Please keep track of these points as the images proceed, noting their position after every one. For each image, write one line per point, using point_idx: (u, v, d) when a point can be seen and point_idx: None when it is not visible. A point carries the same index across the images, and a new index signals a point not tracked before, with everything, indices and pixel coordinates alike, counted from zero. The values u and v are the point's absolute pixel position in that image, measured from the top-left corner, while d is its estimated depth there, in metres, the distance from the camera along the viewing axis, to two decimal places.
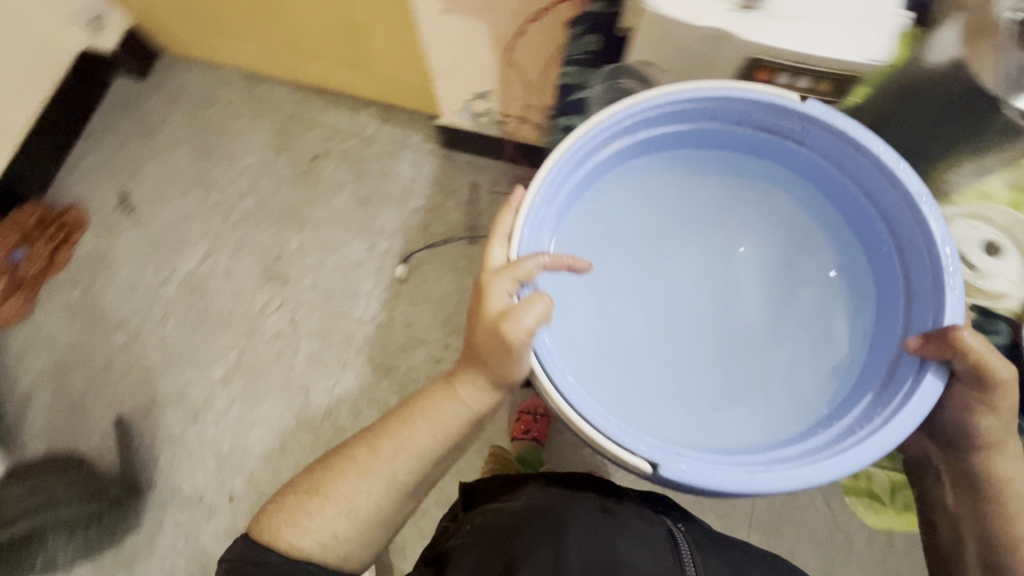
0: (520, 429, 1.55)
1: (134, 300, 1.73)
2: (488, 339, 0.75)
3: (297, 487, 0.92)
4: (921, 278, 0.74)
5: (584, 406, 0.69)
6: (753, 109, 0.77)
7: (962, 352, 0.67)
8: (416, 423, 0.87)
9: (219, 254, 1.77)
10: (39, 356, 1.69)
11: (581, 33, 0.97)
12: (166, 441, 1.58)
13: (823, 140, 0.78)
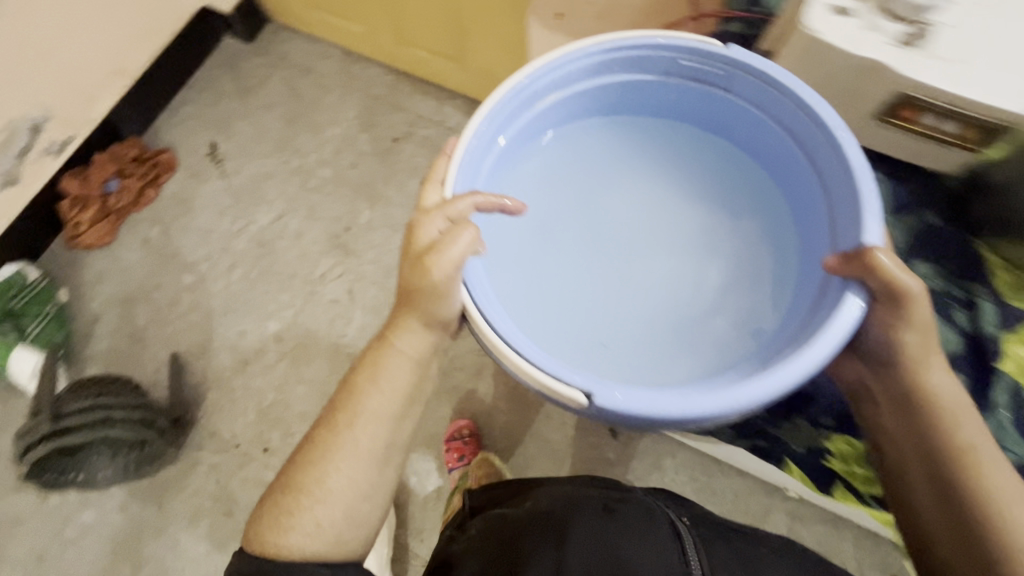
0: (454, 459, 1.54)
1: (206, 247, 1.80)
2: (415, 271, 0.79)
3: (266, 500, 0.90)
4: (845, 210, 0.80)
5: (514, 337, 0.75)
6: (680, 55, 0.88)
7: (877, 271, 0.71)
8: (366, 389, 0.88)
9: (292, 215, 1.83)
10: (111, 284, 1.77)
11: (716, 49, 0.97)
12: (214, 383, 1.64)
13: (746, 85, 0.88)
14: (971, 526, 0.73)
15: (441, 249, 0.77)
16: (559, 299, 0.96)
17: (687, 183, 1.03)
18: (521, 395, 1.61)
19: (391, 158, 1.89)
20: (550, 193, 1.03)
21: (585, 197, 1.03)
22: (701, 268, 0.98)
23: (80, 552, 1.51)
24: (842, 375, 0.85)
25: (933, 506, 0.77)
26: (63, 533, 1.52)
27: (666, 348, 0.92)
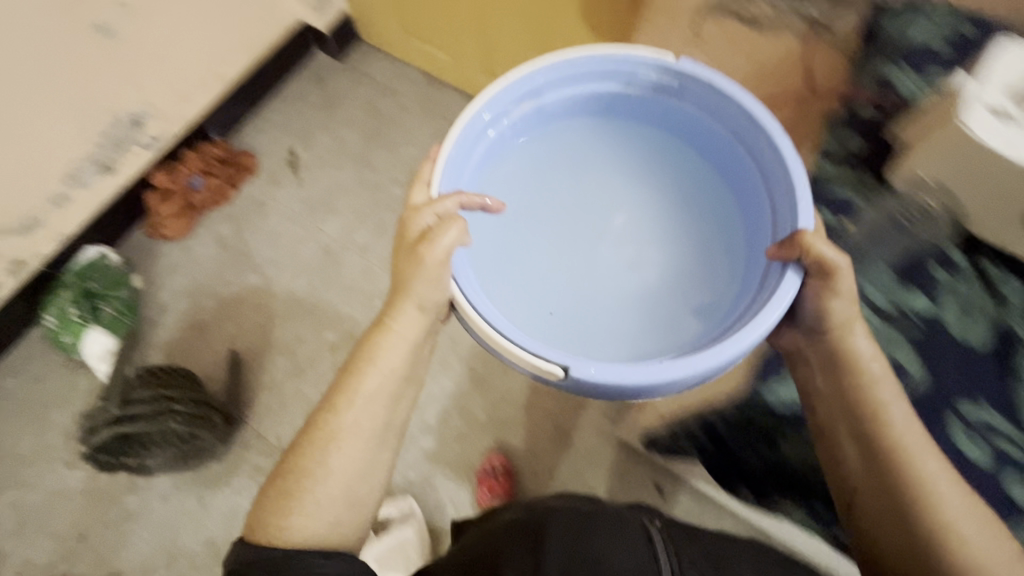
0: (485, 495, 1.52)
1: (276, 250, 1.86)
2: (408, 257, 0.91)
3: (263, 488, 0.93)
4: (782, 197, 0.95)
5: (500, 324, 0.87)
6: (637, 68, 1.02)
7: (806, 250, 0.84)
8: (364, 369, 0.94)
9: (360, 229, 1.88)
10: (182, 276, 1.84)
11: (848, 134, 1.01)
12: (268, 385, 1.68)
13: (696, 93, 1.03)
14: (898, 490, 0.85)
15: (435, 239, 0.90)
16: (534, 277, 1.07)
17: (648, 175, 1.13)
18: (567, 437, 1.59)
19: None
20: (522, 188, 1.12)
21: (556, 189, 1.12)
22: (653, 249, 1.09)
23: (120, 536, 1.54)
24: (782, 344, 0.98)
25: (863, 471, 0.89)
26: (106, 515, 1.56)
27: (629, 323, 1.03)
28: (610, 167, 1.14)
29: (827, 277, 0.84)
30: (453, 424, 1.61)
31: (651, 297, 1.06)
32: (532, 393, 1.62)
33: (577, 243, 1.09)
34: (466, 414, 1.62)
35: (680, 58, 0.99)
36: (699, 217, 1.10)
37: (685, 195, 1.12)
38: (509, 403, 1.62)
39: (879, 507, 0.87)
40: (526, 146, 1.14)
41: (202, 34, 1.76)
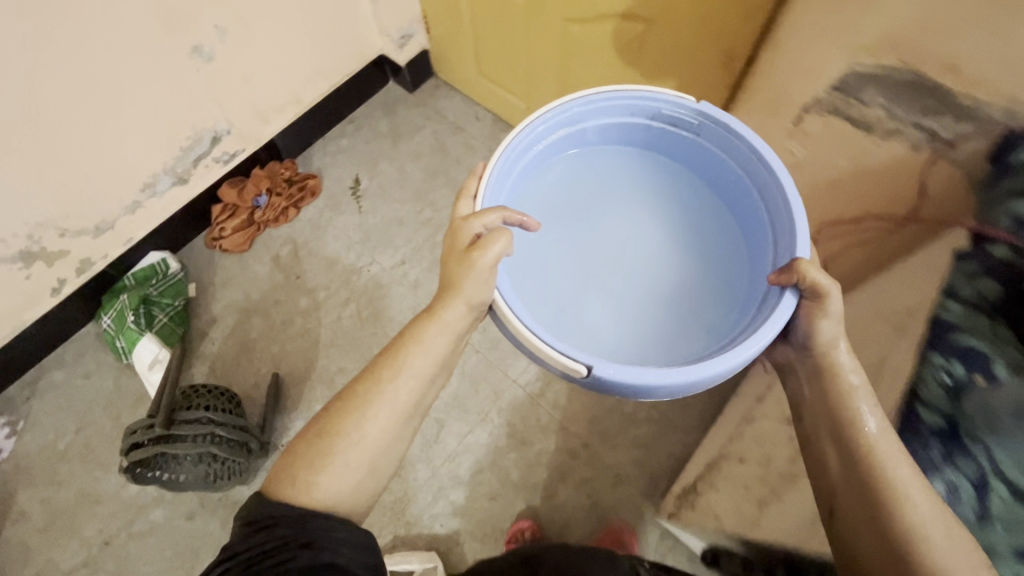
0: None
1: (329, 277, 1.88)
2: (460, 261, 1.03)
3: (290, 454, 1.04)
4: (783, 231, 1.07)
5: (531, 322, 1.01)
6: (659, 107, 1.17)
7: (803, 274, 0.92)
8: (411, 351, 1.09)
9: (413, 265, 1.88)
10: (235, 290, 1.86)
11: (976, 273, 0.87)
12: (304, 413, 1.67)
13: (708, 133, 1.17)
14: (875, 499, 0.85)
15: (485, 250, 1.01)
16: (556, 284, 1.22)
17: (659, 198, 1.29)
18: (601, 511, 1.52)
19: None
20: (553, 206, 1.28)
21: (580, 207, 1.29)
22: (660, 263, 1.25)
23: (141, 549, 1.53)
24: (776, 356, 1.07)
25: (844, 478, 0.90)
26: (131, 524, 1.55)
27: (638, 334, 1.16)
28: (631, 192, 1.29)
29: (822, 300, 0.92)
30: (484, 480, 1.56)
31: (657, 307, 1.21)
32: (568, 459, 1.58)
33: (599, 258, 1.24)
34: (498, 472, 1.57)
35: (698, 101, 1.12)
36: (706, 245, 1.25)
37: (694, 221, 1.27)
38: (544, 467, 1.57)
39: (860, 516, 0.87)
40: (559, 166, 1.28)
41: (287, 60, 1.80)
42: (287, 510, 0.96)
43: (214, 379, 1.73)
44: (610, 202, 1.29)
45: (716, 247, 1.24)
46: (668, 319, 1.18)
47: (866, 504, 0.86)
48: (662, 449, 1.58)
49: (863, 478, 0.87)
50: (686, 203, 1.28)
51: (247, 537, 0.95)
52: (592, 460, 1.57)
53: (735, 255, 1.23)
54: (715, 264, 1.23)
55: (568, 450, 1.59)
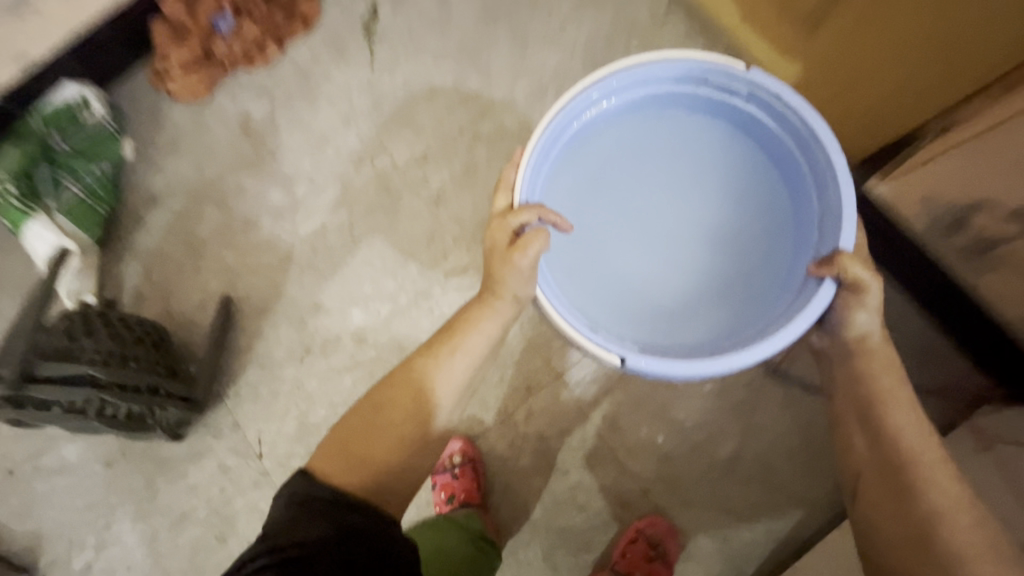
0: (441, 497, 1.09)
1: (316, 166, 1.27)
2: (501, 266, 0.82)
3: (335, 430, 0.79)
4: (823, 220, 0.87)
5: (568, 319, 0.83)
6: (708, 72, 0.92)
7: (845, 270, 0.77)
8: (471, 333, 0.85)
9: (438, 168, 1.24)
10: (187, 162, 1.30)
11: None
12: (261, 358, 1.20)
13: (762, 103, 0.92)
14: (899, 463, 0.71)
15: (525, 249, 0.81)
16: (591, 274, 1.01)
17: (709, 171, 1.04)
18: None
19: None
20: (583, 185, 1.04)
21: (616, 181, 1.05)
22: (705, 241, 1.03)
23: (49, 490, 1.19)
24: None
25: (865, 456, 0.76)
26: (38, 456, 1.20)
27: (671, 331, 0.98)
28: (670, 164, 1.05)
29: (858, 295, 0.77)
30: (492, 508, 1.10)
31: (696, 304, 1.00)
32: (616, 506, 1.08)
33: (635, 240, 1.03)
34: (513, 501, 1.10)
35: (750, 69, 0.88)
36: (754, 229, 1.01)
37: (744, 197, 1.02)
38: (578, 508, 1.09)
39: (886, 501, 0.72)
40: (588, 141, 1.03)
41: None
42: (340, 506, 0.69)
43: (148, 285, 1.24)
44: (649, 177, 1.05)
45: (762, 232, 1.01)
46: (702, 314, 0.99)
47: (880, 477, 0.73)
48: (756, 523, 1.06)
49: (884, 450, 0.74)
50: (738, 177, 1.03)
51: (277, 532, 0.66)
52: (649, 513, 1.07)
53: (779, 250, 0.98)
54: (762, 254, 1.00)
55: (618, 490, 1.09)
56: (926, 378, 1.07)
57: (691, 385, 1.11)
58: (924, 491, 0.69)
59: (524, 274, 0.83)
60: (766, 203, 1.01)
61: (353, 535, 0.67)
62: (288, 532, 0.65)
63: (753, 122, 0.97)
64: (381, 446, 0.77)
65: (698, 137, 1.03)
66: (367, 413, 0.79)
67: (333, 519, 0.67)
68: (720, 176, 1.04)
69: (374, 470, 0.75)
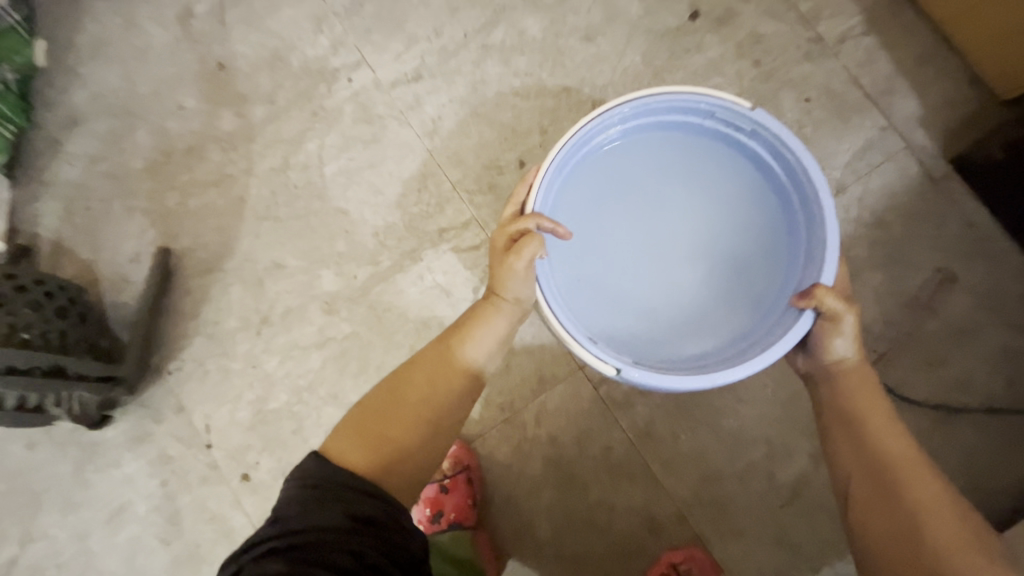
0: (430, 511, 0.88)
1: (277, 82, 0.97)
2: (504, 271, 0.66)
3: (350, 416, 0.64)
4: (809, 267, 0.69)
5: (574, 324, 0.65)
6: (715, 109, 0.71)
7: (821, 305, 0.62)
8: (493, 326, 0.69)
9: (436, 89, 0.94)
10: (114, 72, 1.01)
11: None
12: (210, 326, 0.96)
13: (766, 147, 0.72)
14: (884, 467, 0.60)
15: (520, 253, 0.64)
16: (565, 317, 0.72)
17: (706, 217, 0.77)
18: None
19: (668, 65, 0.90)
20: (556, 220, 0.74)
21: (591, 219, 0.76)
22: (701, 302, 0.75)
23: None
24: None
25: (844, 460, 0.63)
26: None
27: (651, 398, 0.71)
28: (662, 199, 0.77)
29: (833, 325, 0.63)
30: (490, 527, 0.88)
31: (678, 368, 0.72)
32: (646, 533, 0.86)
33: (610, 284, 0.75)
34: (516, 520, 0.87)
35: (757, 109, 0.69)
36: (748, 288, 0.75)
37: (740, 248, 0.76)
38: (597, 533, 0.86)
39: (874, 513, 0.59)
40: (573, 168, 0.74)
41: None
42: (356, 492, 0.56)
43: (68, 229, 0.99)
44: (631, 222, 0.77)
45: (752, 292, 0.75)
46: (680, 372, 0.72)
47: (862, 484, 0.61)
48: (821, 565, 0.83)
49: (866, 457, 0.62)
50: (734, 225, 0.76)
51: (285, 516, 0.54)
52: (689, 545, 0.85)
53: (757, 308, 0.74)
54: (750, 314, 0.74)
55: (650, 514, 0.86)
56: None
57: (750, 388, 0.86)
58: (913, 500, 0.58)
59: (522, 276, 0.66)
60: (761, 257, 0.75)
61: (370, 528, 0.54)
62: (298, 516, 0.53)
63: (750, 166, 0.75)
64: (398, 429, 0.63)
65: (691, 175, 0.77)
66: (383, 400, 0.65)
67: (348, 508, 0.54)
68: (721, 225, 0.77)
69: (397, 453, 0.61)
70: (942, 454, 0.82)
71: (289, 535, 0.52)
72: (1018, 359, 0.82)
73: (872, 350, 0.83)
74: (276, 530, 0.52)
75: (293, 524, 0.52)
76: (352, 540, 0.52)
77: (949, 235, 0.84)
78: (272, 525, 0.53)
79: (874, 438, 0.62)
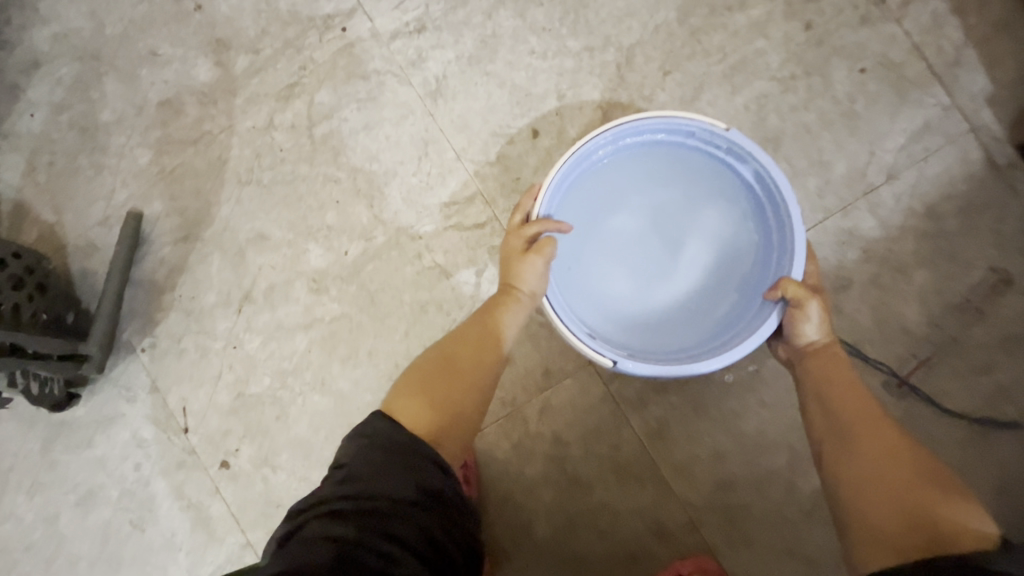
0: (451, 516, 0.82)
1: (262, 28, 0.86)
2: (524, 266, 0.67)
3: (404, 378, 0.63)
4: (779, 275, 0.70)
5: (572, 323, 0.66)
6: (694, 131, 0.71)
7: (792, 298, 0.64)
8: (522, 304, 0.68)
9: (441, 42, 0.83)
10: (79, 10, 0.89)
11: None
12: (187, 300, 0.88)
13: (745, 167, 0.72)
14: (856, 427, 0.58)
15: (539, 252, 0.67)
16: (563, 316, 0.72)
17: (689, 227, 0.77)
18: None
19: (705, 24, 0.79)
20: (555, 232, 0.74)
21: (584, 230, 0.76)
22: (694, 322, 0.75)
23: None
24: None
25: (819, 434, 0.61)
26: None
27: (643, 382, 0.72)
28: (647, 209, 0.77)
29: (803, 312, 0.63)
30: (485, 527, 0.82)
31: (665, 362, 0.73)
32: (653, 540, 0.80)
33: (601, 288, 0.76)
34: (513, 520, 0.81)
35: (734, 128, 0.68)
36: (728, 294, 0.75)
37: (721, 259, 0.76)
38: (599, 538, 0.80)
39: (852, 472, 0.55)
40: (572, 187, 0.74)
41: None
42: (423, 460, 0.52)
43: (30, 188, 0.89)
44: (623, 239, 0.77)
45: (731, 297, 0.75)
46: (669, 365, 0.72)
47: (832, 444, 0.58)
48: None
49: (837, 421, 0.59)
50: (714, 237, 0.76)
51: (352, 474, 0.50)
52: (699, 554, 0.79)
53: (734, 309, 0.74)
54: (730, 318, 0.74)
55: (659, 520, 0.80)
56: None
57: (774, 391, 0.79)
58: (884, 457, 0.55)
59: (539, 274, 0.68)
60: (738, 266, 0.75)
61: (436, 504, 0.50)
62: (368, 476, 0.49)
63: (731, 184, 0.75)
64: (454, 394, 0.60)
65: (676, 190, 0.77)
66: (435, 364, 0.63)
67: (417, 477, 0.50)
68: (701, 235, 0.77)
69: (453, 415, 0.59)
70: (980, 470, 0.75)
71: (353, 495, 0.48)
72: None
73: (912, 354, 0.76)
74: (342, 489, 0.49)
75: (362, 486, 0.49)
76: (418, 515, 0.48)
77: (1007, 231, 0.75)
78: (337, 483, 0.50)
79: (846, 404, 0.60)
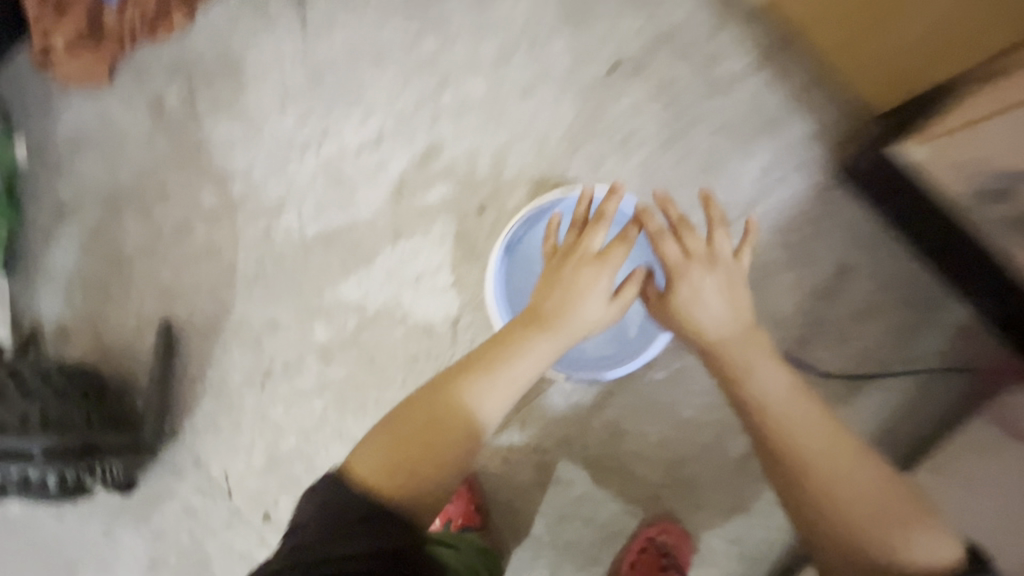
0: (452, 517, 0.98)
1: (251, 159, 1.07)
2: (568, 280, 0.76)
3: (378, 432, 0.67)
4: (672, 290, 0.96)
5: None
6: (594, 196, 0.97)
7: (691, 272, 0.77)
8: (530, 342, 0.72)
9: (397, 151, 1.06)
10: (95, 163, 1.09)
11: None
12: (216, 387, 1.05)
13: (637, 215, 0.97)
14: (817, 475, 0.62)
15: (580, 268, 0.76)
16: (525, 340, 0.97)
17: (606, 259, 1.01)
18: None
19: (597, 112, 1.03)
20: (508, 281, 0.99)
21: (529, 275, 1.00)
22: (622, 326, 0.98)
23: None
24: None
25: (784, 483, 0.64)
26: None
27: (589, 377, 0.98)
28: None
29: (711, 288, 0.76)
30: (491, 528, 1.01)
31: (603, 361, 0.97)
32: (625, 516, 1.00)
33: None
34: (512, 520, 1.01)
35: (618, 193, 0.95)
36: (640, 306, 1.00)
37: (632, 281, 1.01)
38: (583, 522, 1.00)
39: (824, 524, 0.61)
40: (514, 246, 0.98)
41: None
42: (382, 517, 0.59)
43: (70, 313, 1.07)
44: None
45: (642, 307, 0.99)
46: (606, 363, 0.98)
47: (804, 500, 0.62)
48: (773, 521, 0.98)
49: (799, 472, 0.63)
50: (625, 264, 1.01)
51: (316, 539, 0.57)
52: (662, 521, 0.99)
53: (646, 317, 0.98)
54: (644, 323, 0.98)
55: (626, 499, 1.00)
56: (955, 354, 0.96)
57: (698, 381, 1.01)
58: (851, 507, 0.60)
59: (594, 317, 0.75)
60: None
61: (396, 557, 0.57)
62: (331, 539, 0.57)
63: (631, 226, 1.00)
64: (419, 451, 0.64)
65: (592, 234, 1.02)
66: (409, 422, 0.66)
67: (377, 536, 0.57)
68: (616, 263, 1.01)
69: (421, 473, 0.63)
70: (856, 416, 0.98)
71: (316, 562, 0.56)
72: (911, 329, 0.98)
73: (791, 336, 0.99)
74: (308, 555, 0.56)
75: (325, 549, 0.56)
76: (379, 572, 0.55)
77: (843, 234, 1.00)
78: (304, 546, 0.57)
79: (802, 450, 0.63)
